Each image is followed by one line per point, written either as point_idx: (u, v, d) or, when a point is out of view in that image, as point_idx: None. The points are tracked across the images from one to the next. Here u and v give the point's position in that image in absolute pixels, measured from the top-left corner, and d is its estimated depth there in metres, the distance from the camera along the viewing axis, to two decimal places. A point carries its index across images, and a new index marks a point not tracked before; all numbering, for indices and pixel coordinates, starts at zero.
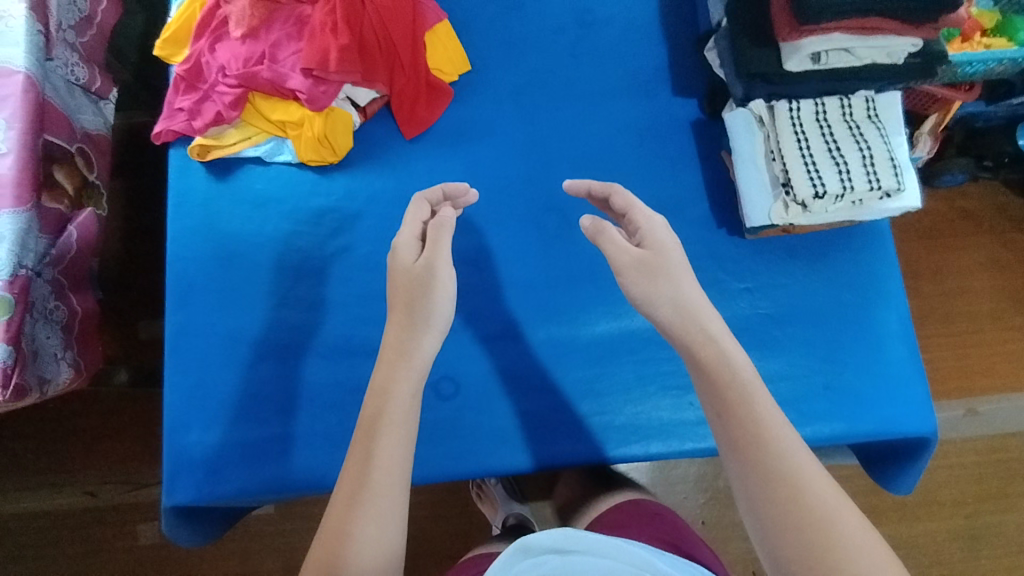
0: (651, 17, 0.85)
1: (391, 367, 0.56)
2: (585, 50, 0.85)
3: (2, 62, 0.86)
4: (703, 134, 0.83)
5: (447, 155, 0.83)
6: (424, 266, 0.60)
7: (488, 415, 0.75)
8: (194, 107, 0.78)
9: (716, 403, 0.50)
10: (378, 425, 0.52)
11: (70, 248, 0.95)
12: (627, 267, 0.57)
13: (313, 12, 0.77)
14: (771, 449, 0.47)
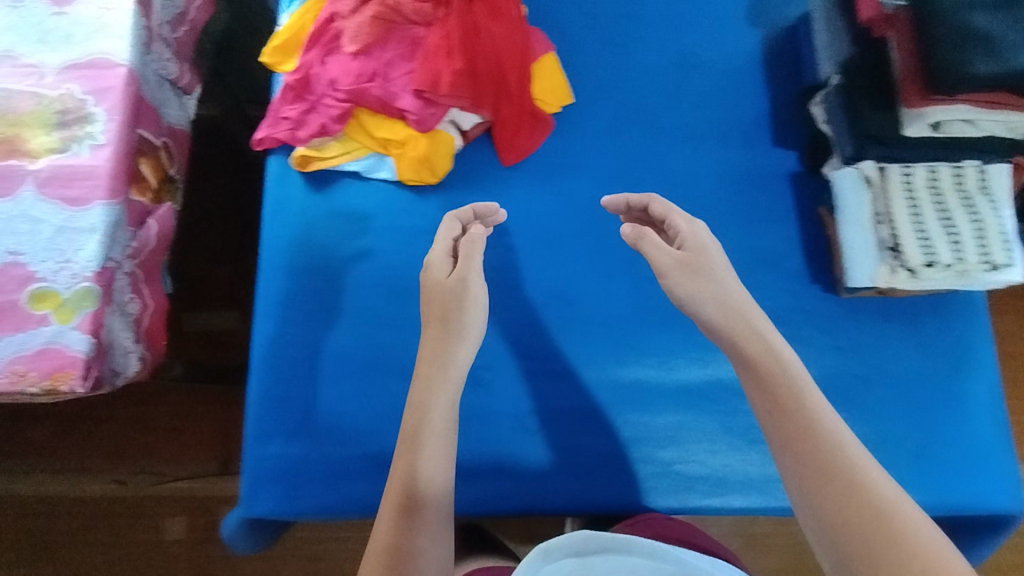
0: (754, 66, 0.86)
1: (434, 358, 0.61)
2: (687, 93, 0.86)
3: (105, 54, 0.87)
4: (802, 187, 0.83)
5: (543, 186, 0.83)
6: (457, 280, 0.65)
7: (567, 452, 0.75)
8: (300, 117, 0.79)
9: (768, 402, 0.51)
10: (423, 433, 0.57)
11: (150, 241, 0.95)
12: (668, 268, 0.61)
13: (427, 34, 0.78)
14: (824, 437, 0.48)
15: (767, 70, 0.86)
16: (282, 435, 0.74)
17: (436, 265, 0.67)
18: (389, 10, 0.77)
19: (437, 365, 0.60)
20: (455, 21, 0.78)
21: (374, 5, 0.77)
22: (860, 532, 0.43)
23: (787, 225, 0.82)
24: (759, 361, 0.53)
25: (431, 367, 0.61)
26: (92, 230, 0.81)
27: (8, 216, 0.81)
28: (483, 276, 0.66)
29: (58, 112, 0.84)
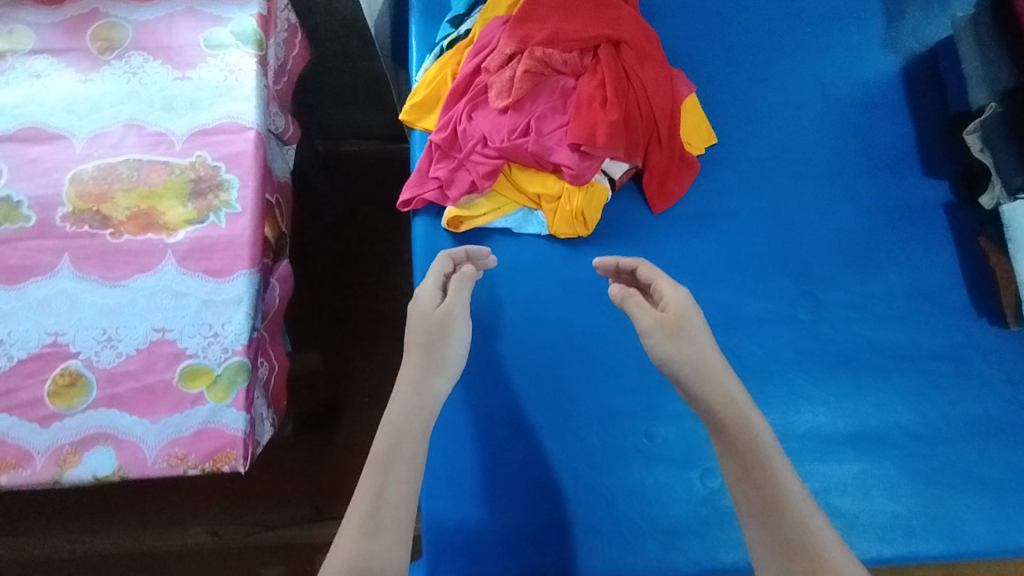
0: (891, 96, 0.92)
1: (422, 402, 0.64)
2: (829, 125, 0.90)
3: (234, 118, 0.85)
4: (953, 219, 0.87)
5: (694, 233, 0.84)
6: (444, 312, 0.70)
7: None
8: (449, 176, 0.77)
9: (738, 470, 0.60)
10: (392, 460, 0.58)
11: (275, 302, 0.93)
12: (650, 327, 0.69)
13: (577, 84, 0.76)
14: (788, 504, 0.57)
15: (891, 108, 0.91)
16: (460, 507, 0.78)
17: (425, 302, 0.71)
18: (539, 62, 0.75)
19: (417, 399, 0.63)
20: (606, 70, 0.76)
21: (523, 58, 0.75)
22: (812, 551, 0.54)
23: (935, 264, 0.85)
24: (719, 404, 0.62)
25: (408, 409, 0.62)
26: (237, 301, 0.79)
27: (152, 292, 0.79)
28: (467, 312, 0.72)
29: (192, 180, 0.83)
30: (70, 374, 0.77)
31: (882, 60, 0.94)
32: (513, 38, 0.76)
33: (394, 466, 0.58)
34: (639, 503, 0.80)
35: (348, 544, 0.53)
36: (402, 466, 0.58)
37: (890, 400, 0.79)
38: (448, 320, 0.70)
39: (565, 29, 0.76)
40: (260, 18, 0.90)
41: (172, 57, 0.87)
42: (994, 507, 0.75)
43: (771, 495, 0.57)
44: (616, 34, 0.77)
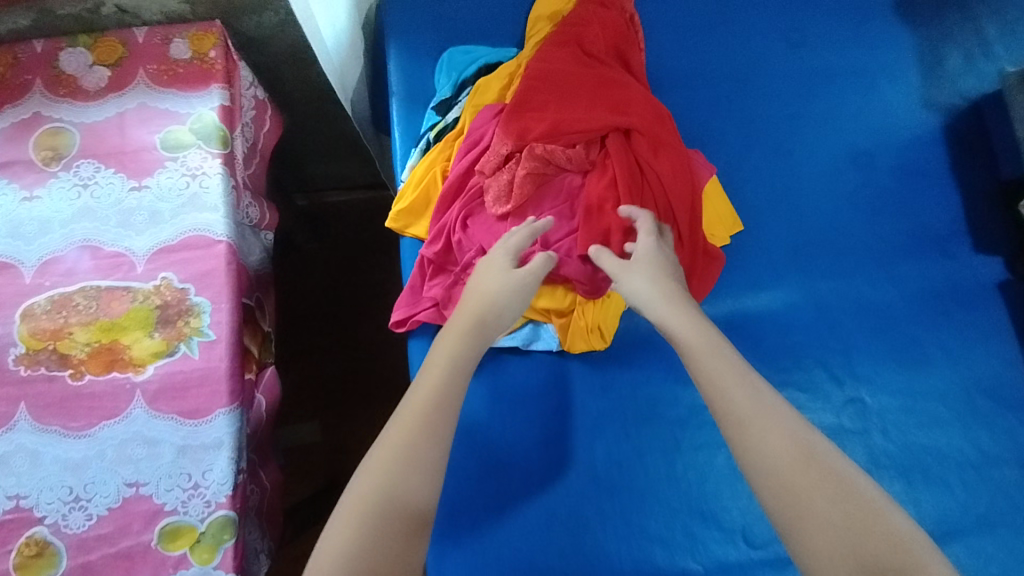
0: (931, 161, 0.86)
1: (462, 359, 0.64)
2: (864, 199, 0.83)
3: (201, 230, 0.76)
4: (1011, 299, 0.80)
5: (723, 334, 0.77)
6: (521, 279, 0.66)
7: None
8: (447, 294, 0.69)
9: (749, 438, 0.58)
10: (426, 420, 0.60)
11: (262, 417, 0.85)
12: (637, 284, 0.66)
13: (585, 182, 0.71)
14: (800, 465, 0.57)
15: (930, 176, 0.85)
16: None
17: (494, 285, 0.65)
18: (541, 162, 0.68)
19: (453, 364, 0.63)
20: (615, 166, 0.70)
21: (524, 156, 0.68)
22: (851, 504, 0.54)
23: (987, 354, 0.78)
24: (717, 368, 0.62)
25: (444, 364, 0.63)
26: (218, 446, 0.71)
27: (121, 441, 0.71)
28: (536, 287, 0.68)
29: (159, 306, 0.74)
30: (37, 543, 0.68)
31: (904, 128, 0.87)
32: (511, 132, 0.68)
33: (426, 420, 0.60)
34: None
35: (365, 506, 0.55)
36: (420, 423, 0.60)
37: (952, 509, 0.72)
38: (506, 293, 0.66)
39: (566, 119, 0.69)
40: (221, 109, 0.81)
41: (127, 163, 0.78)
42: None
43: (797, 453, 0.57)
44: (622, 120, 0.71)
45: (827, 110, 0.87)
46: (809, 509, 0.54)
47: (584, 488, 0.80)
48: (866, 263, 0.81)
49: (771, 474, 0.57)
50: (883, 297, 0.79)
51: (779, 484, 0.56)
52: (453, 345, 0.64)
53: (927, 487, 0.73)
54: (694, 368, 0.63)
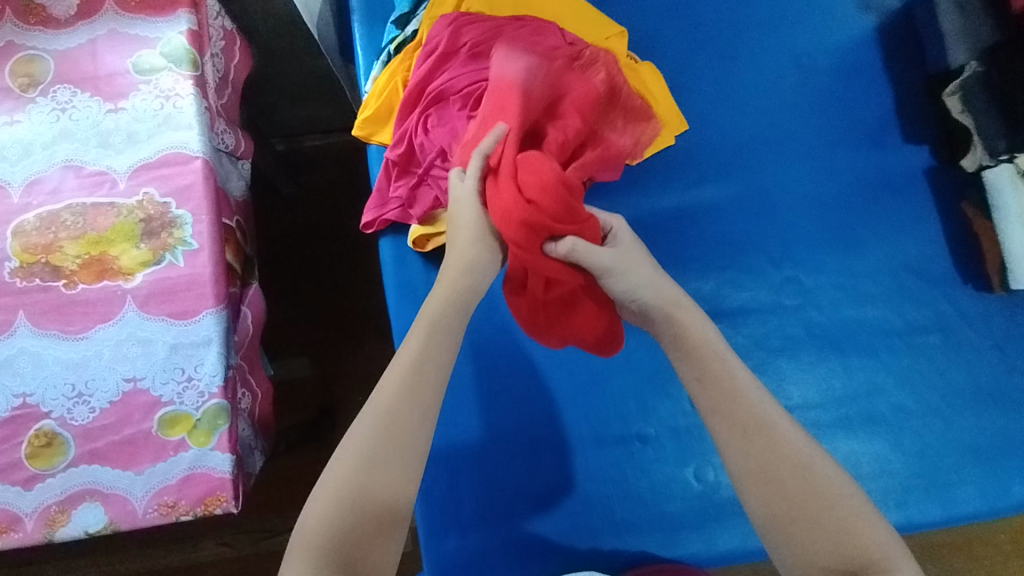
0: (869, 59, 0.89)
1: (427, 377, 0.63)
2: (806, 96, 0.87)
3: (177, 148, 0.81)
4: (938, 184, 0.86)
5: (673, 224, 0.82)
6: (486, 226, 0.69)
7: None
8: (410, 193, 0.74)
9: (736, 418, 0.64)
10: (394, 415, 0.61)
11: (248, 329, 0.91)
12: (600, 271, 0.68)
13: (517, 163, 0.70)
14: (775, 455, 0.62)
15: (869, 71, 0.88)
16: (457, 528, 0.79)
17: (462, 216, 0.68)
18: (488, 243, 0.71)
19: (419, 382, 0.62)
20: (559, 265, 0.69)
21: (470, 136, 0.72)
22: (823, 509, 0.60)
23: (915, 237, 0.83)
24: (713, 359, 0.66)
25: (408, 384, 0.62)
26: (207, 343, 0.77)
27: (117, 342, 0.77)
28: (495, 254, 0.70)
29: (142, 220, 0.79)
30: (46, 435, 0.75)
31: (846, 32, 0.89)
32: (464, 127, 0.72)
33: (382, 454, 0.60)
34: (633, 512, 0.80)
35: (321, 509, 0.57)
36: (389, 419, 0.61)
37: (885, 376, 0.78)
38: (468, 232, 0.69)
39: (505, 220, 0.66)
40: (189, 33, 0.84)
41: (102, 87, 0.82)
42: (989, 474, 0.75)
43: (778, 444, 0.62)
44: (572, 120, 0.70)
45: (770, 16, 0.89)
46: (768, 513, 0.61)
47: (548, 379, 0.86)
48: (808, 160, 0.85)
49: (752, 459, 0.63)
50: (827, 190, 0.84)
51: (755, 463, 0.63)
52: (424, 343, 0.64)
53: (858, 355, 0.79)
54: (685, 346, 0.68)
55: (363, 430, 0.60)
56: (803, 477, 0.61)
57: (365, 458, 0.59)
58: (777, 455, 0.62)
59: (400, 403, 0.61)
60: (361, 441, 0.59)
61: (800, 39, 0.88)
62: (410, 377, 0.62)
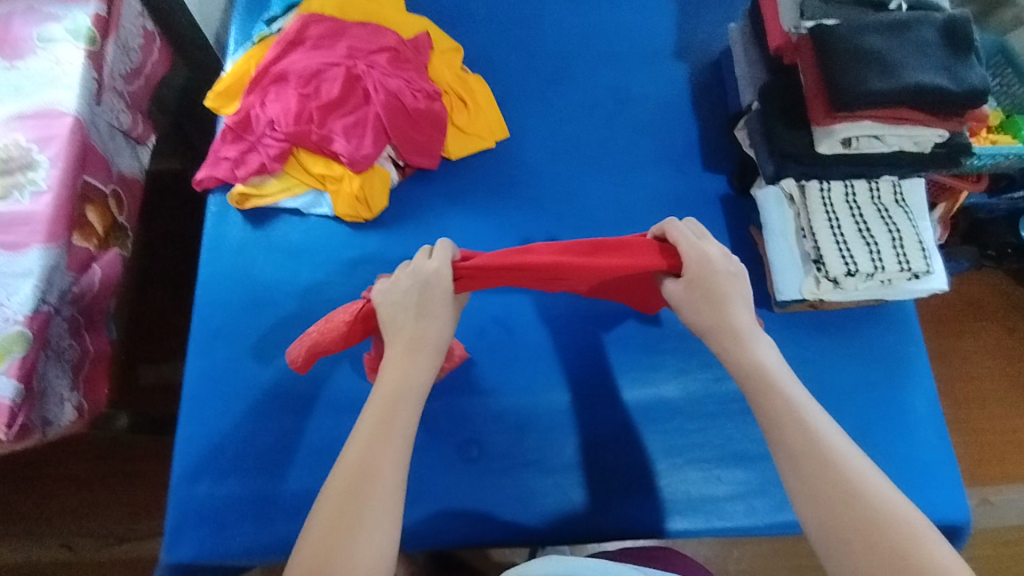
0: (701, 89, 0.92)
1: (389, 441, 0.48)
2: None
3: (52, 105, 0.89)
4: (735, 208, 0.84)
5: (480, 215, 0.83)
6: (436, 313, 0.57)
7: (503, 493, 0.72)
8: (239, 156, 0.80)
9: (787, 451, 0.48)
10: (363, 479, 0.46)
11: (92, 286, 0.94)
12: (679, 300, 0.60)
13: (332, 136, 0.78)
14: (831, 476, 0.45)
15: (695, 98, 0.90)
16: (211, 474, 0.71)
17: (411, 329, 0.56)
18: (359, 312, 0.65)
19: (372, 453, 0.47)
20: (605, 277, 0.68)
21: (300, 108, 0.78)
22: (876, 550, 0.42)
23: None
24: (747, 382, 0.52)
25: (366, 450, 0.48)
26: (27, 275, 0.81)
27: None
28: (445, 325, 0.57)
29: (3, 161, 0.86)
30: None
31: (672, 69, 0.91)
32: (291, 98, 0.79)
33: (338, 543, 0.43)
34: (405, 489, 0.72)
35: None
36: (357, 476, 0.46)
37: (663, 378, 0.77)
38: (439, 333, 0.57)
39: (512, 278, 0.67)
40: (96, 16, 0.95)
41: (5, 50, 0.92)
42: (752, 484, 0.73)
43: (822, 469, 0.46)
44: (382, 105, 0.78)
45: None
46: (843, 560, 0.43)
47: None
48: (626, 177, 0.85)
49: (817, 499, 0.45)
50: (644, 201, 0.84)
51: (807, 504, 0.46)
52: (389, 389, 0.51)
53: (642, 359, 0.78)
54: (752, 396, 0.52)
55: (320, 520, 0.45)
56: (895, 523, 0.43)
57: (320, 553, 0.43)
58: (815, 493, 0.45)
59: (358, 481, 0.46)
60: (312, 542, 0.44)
61: (619, 72, 0.90)
62: (375, 449, 0.48)
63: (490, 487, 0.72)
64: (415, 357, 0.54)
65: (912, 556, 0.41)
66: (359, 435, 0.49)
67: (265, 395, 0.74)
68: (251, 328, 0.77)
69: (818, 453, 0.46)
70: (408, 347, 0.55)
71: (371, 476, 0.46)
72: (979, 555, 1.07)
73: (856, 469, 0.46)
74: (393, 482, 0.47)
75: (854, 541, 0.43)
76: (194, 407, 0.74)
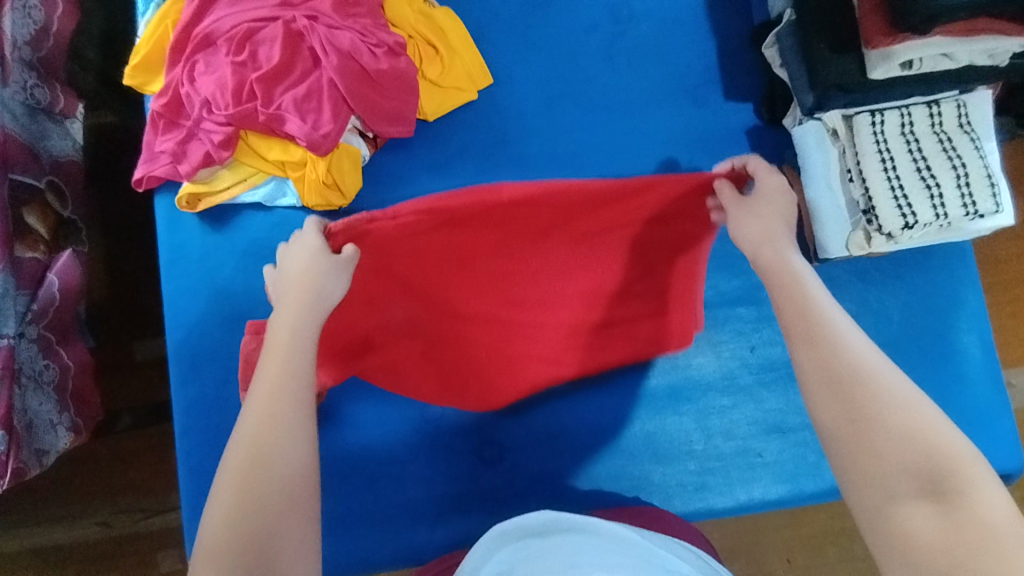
0: None
1: (287, 395, 0.47)
2: None
3: None
4: (765, 144, 0.73)
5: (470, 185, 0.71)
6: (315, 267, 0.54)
7: (532, 493, 0.68)
8: (179, 149, 0.67)
9: (804, 334, 0.48)
10: (261, 433, 0.45)
11: (53, 300, 0.84)
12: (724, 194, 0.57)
13: (282, 114, 0.64)
14: (851, 365, 0.45)
15: (709, 9, 0.75)
16: None
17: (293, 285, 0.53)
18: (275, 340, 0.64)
19: (275, 405, 0.46)
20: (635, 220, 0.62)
21: (238, 81, 0.65)
22: (880, 427, 0.42)
23: None
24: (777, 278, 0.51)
25: (266, 408, 0.46)
26: None
27: None
28: (331, 274, 0.54)
29: None
30: None
31: None
32: (226, 70, 0.65)
33: (247, 497, 0.43)
34: (432, 501, 0.68)
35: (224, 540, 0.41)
36: (261, 427, 0.45)
37: (692, 349, 0.71)
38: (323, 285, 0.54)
39: (465, 248, 0.63)
40: None
41: None
42: (791, 451, 0.69)
43: (835, 359, 0.46)
44: (338, 70, 0.64)
45: None
46: (840, 437, 0.43)
47: None
48: (634, 117, 0.73)
49: (829, 380, 0.45)
50: (658, 145, 0.72)
51: (819, 384, 0.45)
52: (274, 338, 0.50)
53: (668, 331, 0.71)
54: (773, 286, 0.52)
55: (225, 480, 0.44)
56: (890, 415, 0.43)
57: (234, 506, 0.43)
58: (832, 378, 0.45)
59: (259, 436, 0.45)
60: (230, 492, 0.43)
61: None
62: (275, 403, 0.46)
63: (520, 489, 0.68)
64: (301, 321, 0.51)
65: (896, 432, 0.42)
66: (255, 394, 0.47)
67: None
68: (236, 348, 0.69)
69: (836, 345, 0.46)
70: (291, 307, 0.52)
71: (267, 430, 0.45)
72: None
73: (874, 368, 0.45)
74: (293, 427, 0.46)
75: (858, 421, 0.43)
76: (190, 442, 0.67)
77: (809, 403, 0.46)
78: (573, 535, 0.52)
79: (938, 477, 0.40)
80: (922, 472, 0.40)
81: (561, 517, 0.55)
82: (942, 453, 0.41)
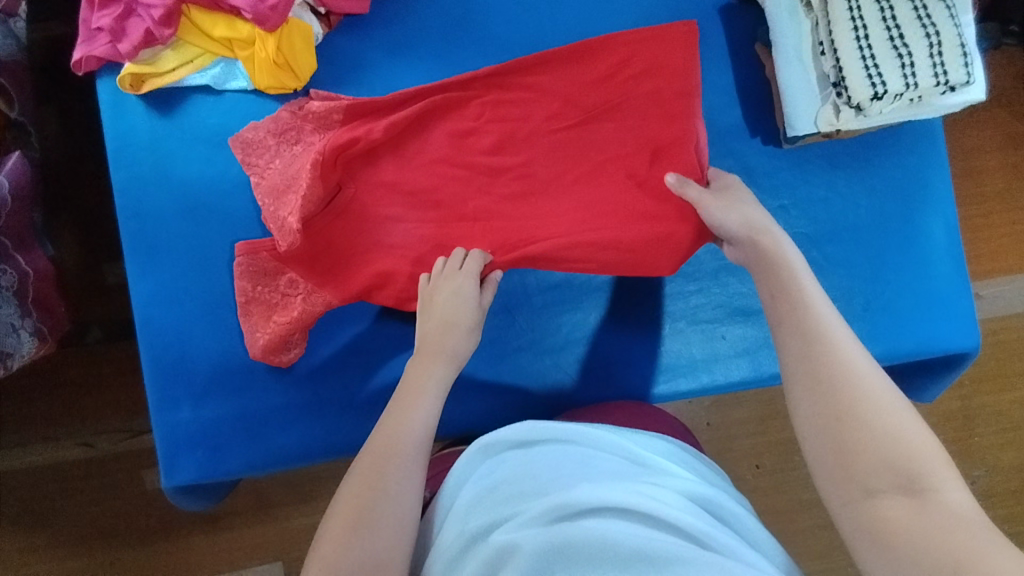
0: None
1: (413, 420, 0.53)
2: None
3: None
4: (737, 23, 0.70)
5: (432, 67, 0.68)
6: (470, 299, 0.61)
7: (499, 380, 0.69)
8: (118, 25, 0.63)
9: (796, 338, 0.50)
10: (388, 453, 0.50)
11: (6, 202, 0.78)
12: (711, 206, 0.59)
13: None
14: (839, 369, 0.47)
15: None
16: (191, 398, 0.66)
17: (447, 303, 0.60)
18: (276, 256, 0.65)
19: (400, 428, 0.52)
20: (584, 99, 0.67)
21: None
22: (858, 423, 0.44)
23: (711, 84, 0.70)
24: (773, 280, 0.54)
25: (396, 432, 0.52)
26: None
27: None
28: (473, 336, 0.61)
29: None
30: None
31: None
32: None
33: (368, 502, 0.48)
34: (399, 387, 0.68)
35: (339, 544, 0.46)
36: (388, 448, 0.51)
37: None
38: (468, 314, 0.60)
39: (446, 143, 0.67)
40: None
41: None
42: (754, 333, 0.70)
43: (816, 376, 0.47)
44: None
45: None
46: (821, 439, 0.46)
47: None
48: None
49: (816, 380, 0.47)
50: (629, 25, 0.69)
51: (808, 384, 0.47)
52: (412, 370, 0.57)
53: None
54: (767, 293, 0.54)
55: (348, 491, 0.49)
56: (874, 415, 0.44)
57: (353, 517, 0.47)
58: (819, 383, 0.47)
59: (383, 457, 0.50)
60: (352, 502, 0.48)
61: None
62: (400, 435, 0.52)
63: (486, 374, 0.69)
64: (438, 362, 0.58)
65: (876, 428, 0.44)
66: (389, 417, 0.53)
67: (225, 310, 0.67)
68: (192, 238, 0.67)
69: (824, 359, 0.48)
70: (438, 336, 0.59)
71: (389, 454, 0.50)
72: (993, 351, 1.05)
73: (858, 381, 0.46)
74: (413, 452, 0.51)
75: (842, 417, 0.45)
76: (151, 335, 0.67)
77: (794, 403, 0.48)
78: (564, 444, 0.50)
79: (909, 473, 0.42)
80: (894, 470, 0.42)
81: (544, 424, 0.51)
82: (917, 451, 0.43)
